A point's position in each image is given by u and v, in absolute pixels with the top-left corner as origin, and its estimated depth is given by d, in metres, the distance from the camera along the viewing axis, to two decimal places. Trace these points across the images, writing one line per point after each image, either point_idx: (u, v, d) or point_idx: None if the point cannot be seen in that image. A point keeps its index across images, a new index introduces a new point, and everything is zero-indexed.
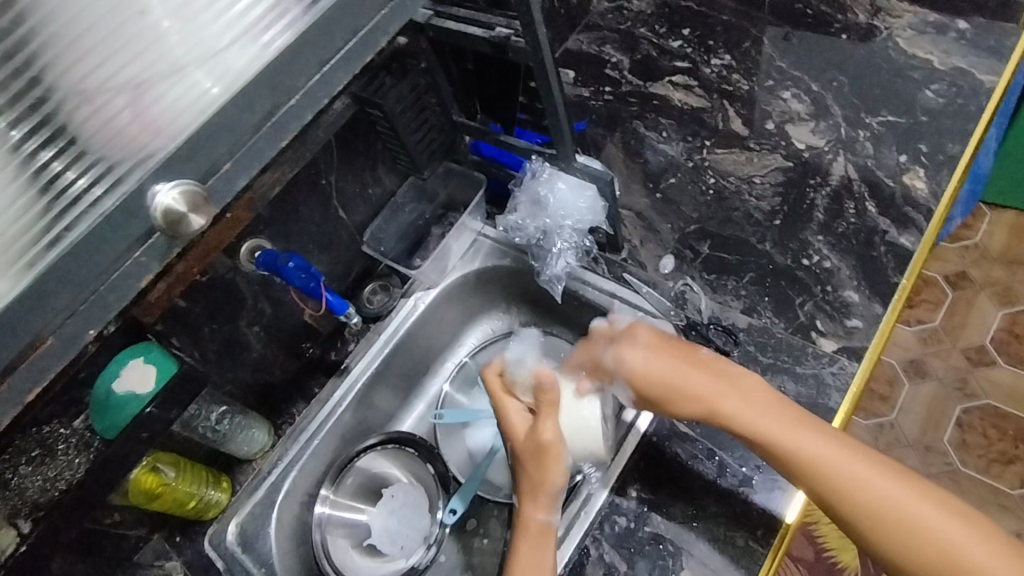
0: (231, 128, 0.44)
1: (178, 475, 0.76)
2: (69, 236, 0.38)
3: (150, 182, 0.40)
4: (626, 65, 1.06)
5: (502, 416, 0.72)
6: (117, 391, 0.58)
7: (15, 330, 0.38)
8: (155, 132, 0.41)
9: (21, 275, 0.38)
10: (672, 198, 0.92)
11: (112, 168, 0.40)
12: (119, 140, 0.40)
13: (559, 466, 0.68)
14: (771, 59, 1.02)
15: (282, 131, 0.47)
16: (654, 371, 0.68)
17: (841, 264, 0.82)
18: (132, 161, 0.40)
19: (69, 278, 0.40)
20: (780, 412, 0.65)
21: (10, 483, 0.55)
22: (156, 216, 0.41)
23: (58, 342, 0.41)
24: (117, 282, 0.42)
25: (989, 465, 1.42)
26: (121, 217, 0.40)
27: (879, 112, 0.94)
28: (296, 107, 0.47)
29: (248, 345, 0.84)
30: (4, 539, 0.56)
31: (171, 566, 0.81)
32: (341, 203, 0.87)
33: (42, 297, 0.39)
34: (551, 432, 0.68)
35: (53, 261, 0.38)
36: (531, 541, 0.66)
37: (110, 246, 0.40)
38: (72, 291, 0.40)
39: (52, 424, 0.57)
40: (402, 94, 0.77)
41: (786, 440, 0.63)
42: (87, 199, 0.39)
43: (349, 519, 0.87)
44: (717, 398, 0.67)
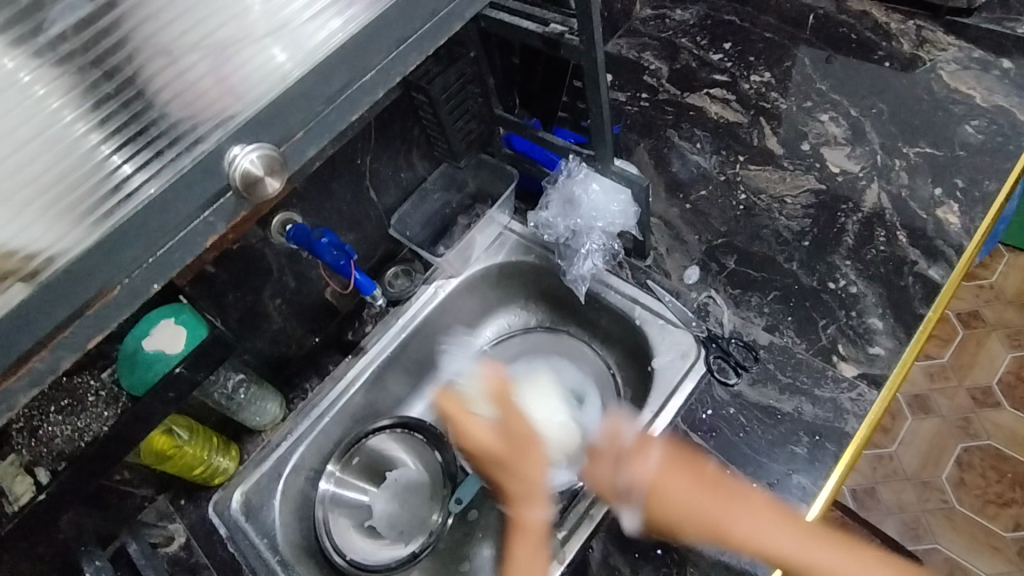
0: (309, 99, 0.41)
1: (192, 438, 0.77)
2: (147, 189, 0.37)
3: (229, 145, 0.39)
4: (665, 74, 1.06)
5: (464, 434, 0.70)
6: (148, 348, 0.59)
7: (89, 277, 0.36)
8: (234, 95, 0.39)
9: (95, 226, 0.36)
10: (701, 210, 0.92)
11: (194, 128, 0.38)
12: (199, 101, 0.38)
13: (538, 457, 0.69)
14: (812, 81, 1.02)
15: (354, 108, 0.44)
16: (669, 493, 0.67)
17: (868, 291, 0.83)
18: (213, 122, 0.39)
19: (142, 232, 0.37)
20: (783, 525, 0.64)
21: (39, 431, 0.58)
22: (230, 177, 0.39)
23: (125, 293, 0.39)
24: (185, 240, 0.40)
25: (984, 506, 1.42)
26: (199, 173, 0.38)
27: (917, 143, 0.94)
28: (371, 83, 0.44)
29: (269, 316, 0.85)
30: (20, 487, 0.56)
31: (174, 530, 0.81)
32: (374, 184, 0.87)
33: (114, 249, 0.37)
34: (519, 423, 0.70)
35: (128, 215, 0.36)
36: (531, 541, 0.65)
37: (186, 202, 0.38)
38: (142, 247, 0.38)
39: (84, 375, 0.61)
40: (448, 81, 0.78)
41: (788, 547, 0.63)
42: (165, 156, 0.38)
43: (353, 499, 0.88)
44: (734, 526, 0.65)
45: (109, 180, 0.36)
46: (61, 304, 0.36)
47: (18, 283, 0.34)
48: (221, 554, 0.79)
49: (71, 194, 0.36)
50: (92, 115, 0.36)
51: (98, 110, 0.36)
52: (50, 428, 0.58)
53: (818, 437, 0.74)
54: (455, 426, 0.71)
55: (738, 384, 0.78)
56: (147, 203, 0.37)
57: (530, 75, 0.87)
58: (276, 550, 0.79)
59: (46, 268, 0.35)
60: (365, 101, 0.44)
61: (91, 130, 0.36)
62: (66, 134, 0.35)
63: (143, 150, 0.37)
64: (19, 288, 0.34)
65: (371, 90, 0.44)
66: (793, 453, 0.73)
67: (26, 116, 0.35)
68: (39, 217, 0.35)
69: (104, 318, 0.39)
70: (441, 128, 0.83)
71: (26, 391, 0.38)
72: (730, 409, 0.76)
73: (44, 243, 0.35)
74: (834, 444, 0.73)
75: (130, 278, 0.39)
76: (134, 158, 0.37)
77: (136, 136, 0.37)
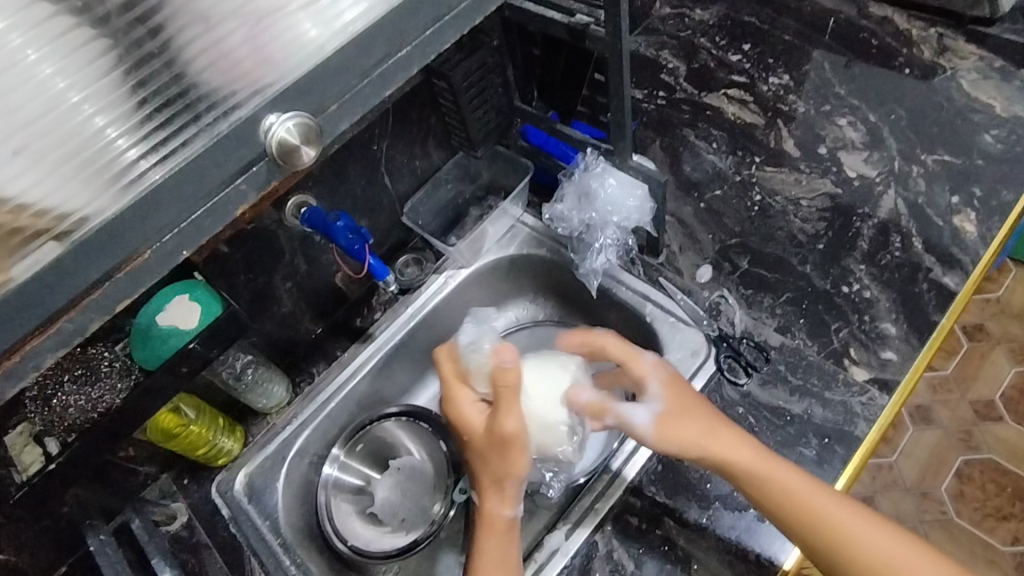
0: (346, 71, 0.41)
1: (199, 417, 0.77)
2: (185, 152, 0.37)
3: (265, 113, 0.38)
4: (682, 73, 1.06)
5: (452, 408, 0.69)
6: (162, 324, 0.59)
7: (121, 238, 0.36)
8: (271, 65, 0.39)
9: (130, 187, 0.36)
10: (715, 210, 0.92)
11: (231, 95, 0.38)
12: (236, 71, 0.38)
13: (521, 458, 0.65)
14: (830, 85, 1.01)
15: (388, 83, 0.44)
16: (684, 403, 0.68)
17: (881, 296, 0.82)
18: (250, 90, 0.38)
19: (177, 196, 0.37)
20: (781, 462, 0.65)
21: (53, 399, 0.57)
22: (267, 145, 0.39)
23: (154, 257, 0.39)
24: (216, 208, 0.40)
25: (983, 519, 1.41)
26: (235, 139, 0.38)
27: (935, 150, 0.93)
28: (406, 59, 0.44)
29: (279, 299, 0.84)
30: (29, 457, 0.58)
31: (176, 509, 0.80)
32: (389, 171, 0.87)
33: (148, 212, 0.36)
34: (513, 423, 0.64)
35: (165, 177, 0.36)
36: (499, 535, 0.67)
37: (220, 169, 0.38)
38: (176, 211, 0.38)
39: (97, 347, 0.60)
40: (469, 69, 0.77)
41: (781, 475, 0.64)
42: (202, 121, 0.37)
43: (356, 484, 0.87)
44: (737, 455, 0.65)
45: (146, 142, 0.36)
46: (93, 265, 0.36)
47: (51, 241, 0.34)
48: (222, 534, 0.79)
49: (106, 155, 0.36)
50: (129, 75, 0.36)
51: (134, 72, 0.36)
52: (64, 397, 0.57)
53: (827, 439, 0.74)
54: (446, 392, 0.70)
55: (748, 384, 0.78)
56: (183, 166, 0.37)
57: (552, 67, 0.86)
58: (278, 532, 0.78)
59: (80, 227, 0.35)
60: (399, 77, 0.44)
61: (128, 91, 0.36)
62: (106, 92, 0.35)
63: (180, 115, 0.37)
64: (52, 247, 0.34)
65: (405, 66, 0.44)
66: (801, 454, 0.73)
67: (61, 74, 0.34)
68: (70, 177, 0.35)
69: (134, 280, 0.38)
70: (460, 116, 0.83)
71: (52, 351, 0.37)
72: (740, 408, 0.76)
73: (79, 203, 0.35)
74: (843, 447, 0.73)
75: (160, 242, 0.38)
76: (171, 123, 0.37)
77: (174, 101, 0.37)
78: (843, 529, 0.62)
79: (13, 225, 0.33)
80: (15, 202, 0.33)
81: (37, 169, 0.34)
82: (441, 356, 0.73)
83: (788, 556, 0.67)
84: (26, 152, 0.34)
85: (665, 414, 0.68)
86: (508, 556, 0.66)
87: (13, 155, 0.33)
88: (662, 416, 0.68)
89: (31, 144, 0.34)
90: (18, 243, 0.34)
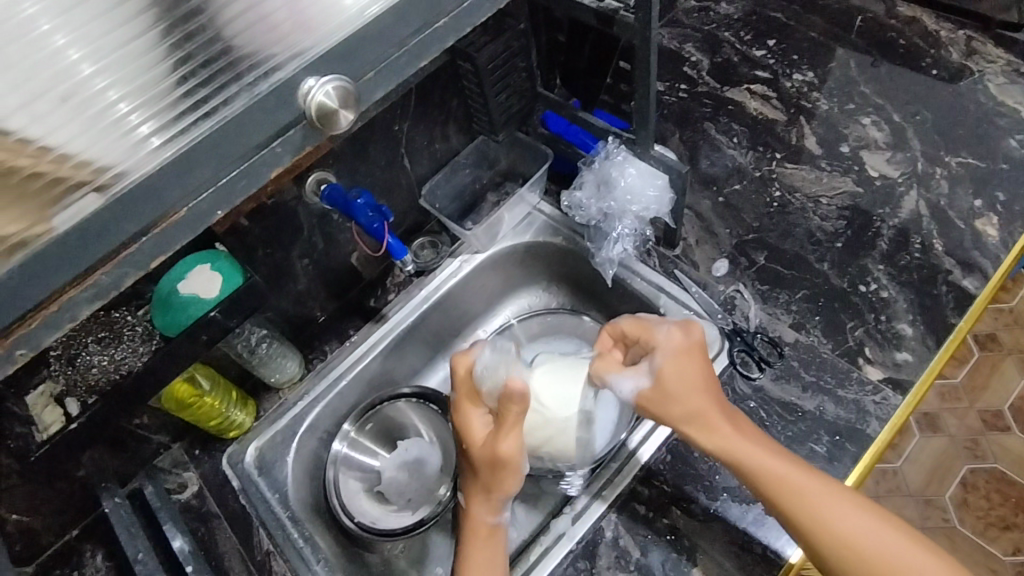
0: (383, 37, 0.41)
1: (213, 389, 0.78)
2: (224, 111, 0.37)
3: (305, 75, 0.38)
4: (705, 66, 1.05)
5: (461, 420, 0.69)
6: (183, 293, 0.61)
7: (158, 195, 0.36)
8: (307, 30, 0.39)
9: (169, 142, 0.36)
10: (734, 204, 0.92)
11: (270, 57, 0.39)
12: (275, 36, 0.39)
13: (514, 477, 0.66)
14: (855, 83, 1.01)
15: (423, 54, 0.44)
16: (672, 386, 0.67)
17: (899, 296, 0.82)
18: (288, 53, 0.39)
19: (214, 154, 0.37)
20: (809, 473, 0.62)
21: (78, 359, 0.59)
22: (304, 109, 0.39)
23: (189, 216, 0.39)
24: (252, 169, 0.40)
25: (986, 528, 1.36)
26: (273, 101, 0.38)
27: (959, 153, 0.92)
28: (441, 30, 0.44)
29: (296, 276, 0.85)
30: (53, 416, 0.60)
31: (188, 478, 0.81)
32: (408, 153, 0.87)
33: (185, 169, 0.37)
34: (511, 444, 0.65)
35: (206, 132, 0.37)
36: (484, 539, 0.67)
37: (259, 129, 0.39)
38: (211, 171, 0.38)
39: (121, 312, 0.62)
40: (495, 52, 0.78)
41: (768, 464, 0.63)
42: (243, 81, 0.38)
43: (364, 463, 0.87)
44: (760, 458, 0.63)
45: (188, 100, 0.37)
46: (129, 219, 0.36)
47: (92, 193, 0.35)
48: (232, 504, 0.79)
49: (148, 109, 0.36)
50: (168, 38, 0.37)
51: (179, 33, 0.37)
52: (87, 358, 0.59)
53: (838, 436, 0.73)
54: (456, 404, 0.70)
55: (760, 378, 0.78)
56: (222, 124, 0.37)
57: (576, 53, 0.86)
58: (287, 506, 0.78)
59: (119, 181, 0.35)
60: (434, 48, 0.44)
61: (167, 51, 0.37)
62: (143, 51, 0.37)
63: (222, 74, 0.38)
64: (92, 199, 0.34)
65: (441, 37, 0.44)
66: (811, 450, 0.73)
67: (110, 30, 0.36)
68: (107, 131, 0.35)
69: (168, 238, 0.39)
70: (483, 100, 0.83)
71: (88, 304, 0.38)
72: (751, 402, 0.76)
73: (118, 158, 0.35)
74: (855, 445, 0.73)
75: (196, 202, 0.39)
76: (212, 81, 0.38)
77: (214, 61, 0.38)
78: (866, 549, 0.59)
79: (56, 174, 0.34)
80: (58, 151, 0.34)
81: (81, 121, 0.35)
82: (457, 362, 0.71)
83: (795, 551, 0.67)
84: (72, 104, 0.35)
85: (645, 393, 0.69)
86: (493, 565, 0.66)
87: (56, 109, 0.34)
88: (646, 393, 0.69)
89: (74, 98, 0.35)
90: (60, 193, 0.34)
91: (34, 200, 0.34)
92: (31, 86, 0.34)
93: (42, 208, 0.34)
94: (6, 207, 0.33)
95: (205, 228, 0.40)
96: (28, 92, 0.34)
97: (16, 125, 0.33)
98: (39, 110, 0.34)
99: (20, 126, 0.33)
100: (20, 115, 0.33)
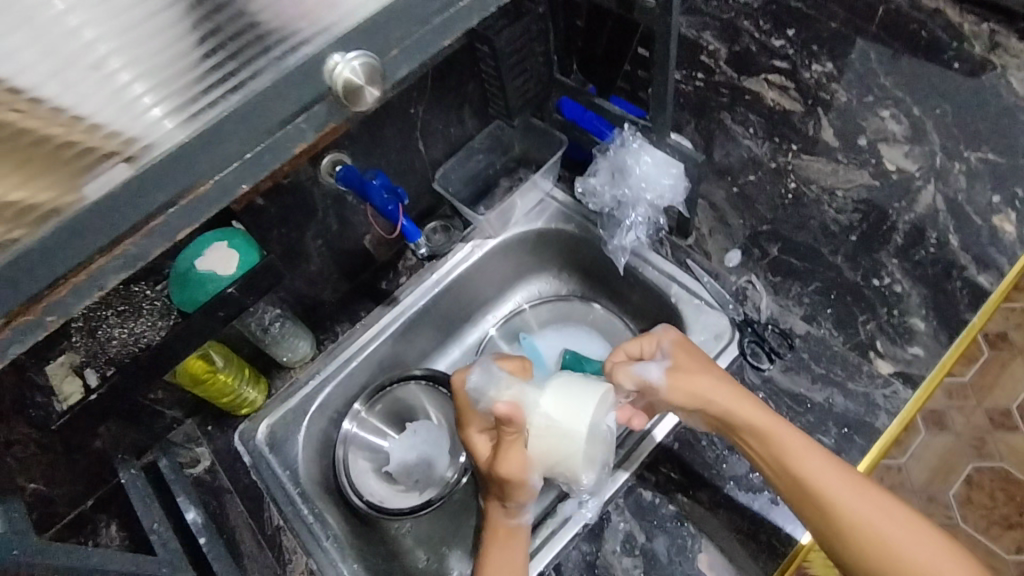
0: (406, 16, 0.41)
1: (227, 365, 0.79)
2: (252, 84, 0.38)
3: (330, 53, 0.39)
4: (722, 55, 1.04)
5: (467, 439, 0.70)
6: (201, 269, 0.62)
7: (183, 166, 0.36)
8: (331, 7, 0.40)
9: (197, 115, 0.37)
10: (748, 195, 0.91)
11: (296, 33, 0.39)
12: (300, 10, 0.39)
13: (527, 489, 0.66)
14: (875, 75, 0.99)
15: (449, 31, 0.44)
16: (690, 360, 0.71)
17: (912, 291, 0.81)
18: (313, 29, 0.39)
19: (240, 128, 0.38)
20: (845, 478, 0.63)
21: (97, 331, 0.60)
22: (331, 85, 0.40)
23: (216, 188, 0.39)
24: (276, 144, 0.40)
25: (988, 526, 1.27)
26: (300, 76, 0.39)
27: (979, 148, 0.92)
28: (466, 9, 0.44)
29: (309, 257, 0.85)
30: (70, 387, 0.61)
31: (201, 453, 0.82)
32: (423, 136, 0.86)
33: (213, 142, 0.37)
34: (514, 463, 0.65)
35: (234, 106, 0.37)
36: (503, 542, 0.68)
37: (285, 103, 0.39)
38: (236, 145, 0.38)
39: (140, 286, 0.64)
40: (513, 36, 0.78)
41: (777, 431, 0.65)
42: (270, 55, 0.38)
43: (372, 442, 0.88)
44: (801, 462, 0.63)
45: (215, 73, 0.38)
46: (156, 191, 0.36)
47: (121, 163, 0.35)
48: (243, 480, 0.80)
49: (178, 81, 0.37)
50: (194, 12, 0.37)
51: (207, 5, 0.37)
52: (107, 329, 0.61)
53: (847, 429, 0.73)
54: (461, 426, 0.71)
55: (770, 369, 0.78)
56: (249, 98, 0.37)
57: (594, 39, 0.86)
58: (298, 482, 0.79)
59: (146, 152, 0.36)
60: (459, 27, 0.45)
61: (194, 25, 0.37)
62: (171, 25, 0.37)
63: (249, 48, 0.38)
64: (121, 169, 0.35)
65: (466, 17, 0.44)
66: (819, 441, 0.73)
67: (138, 1, 0.36)
68: (138, 103, 0.36)
69: (194, 212, 0.39)
70: (501, 84, 0.83)
71: (116, 273, 0.38)
72: (761, 393, 0.76)
73: (146, 129, 0.36)
74: (862, 437, 0.73)
75: (222, 174, 0.39)
76: (240, 55, 0.38)
77: (241, 36, 0.38)
78: (893, 557, 0.60)
79: (86, 144, 0.35)
80: (88, 121, 0.35)
81: (111, 92, 0.35)
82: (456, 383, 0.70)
83: (805, 534, 0.68)
84: (104, 75, 0.35)
85: (672, 370, 0.70)
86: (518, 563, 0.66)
87: (88, 80, 0.35)
88: (671, 371, 0.70)
89: (104, 68, 0.35)
90: (90, 162, 0.35)
91: (65, 168, 0.34)
92: (63, 55, 0.34)
93: (73, 177, 0.34)
94: (38, 174, 0.34)
95: (229, 202, 0.40)
96: (58, 62, 0.34)
97: (48, 94, 0.34)
98: (71, 79, 0.34)
99: (52, 95, 0.34)
100: (50, 84, 0.34)
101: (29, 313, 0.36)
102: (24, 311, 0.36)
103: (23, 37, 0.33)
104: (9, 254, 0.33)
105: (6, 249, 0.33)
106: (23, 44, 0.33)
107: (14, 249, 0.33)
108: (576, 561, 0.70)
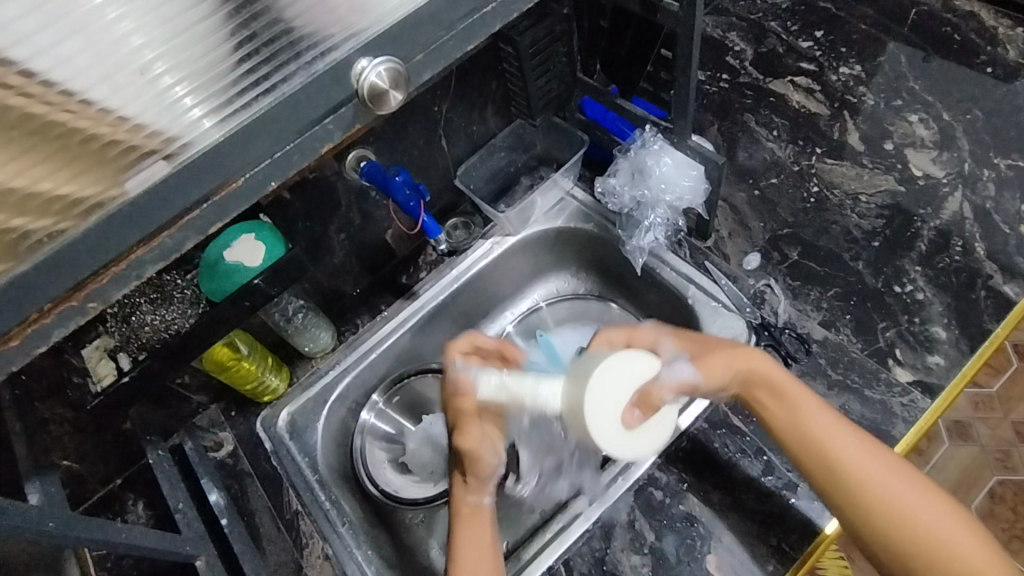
0: (431, 21, 0.43)
1: (251, 353, 0.81)
2: (284, 88, 0.40)
3: (359, 57, 0.41)
4: (749, 56, 1.03)
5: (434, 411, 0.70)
6: (228, 259, 0.65)
7: (215, 166, 0.39)
8: (362, 12, 0.41)
9: (232, 116, 0.39)
10: (770, 198, 0.91)
11: (330, 36, 0.41)
12: (333, 16, 0.41)
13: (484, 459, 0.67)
14: (904, 78, 0.98)
15: (472, 36, 0.46)
16: (690, 345, 0.69)
17: (934, 299, 0.80)
18: (344, 34, 0.41)
19: (271, 129, 0.40)
20: (869, 454, 0.62)
21: (132, 318, 0.64)
22: (358, 88, 0.42)
23: (245, 186, 0.42)
24: (304, 143, 0.43)
25: (1009, 540, 1.22)
26: (329, 79, 0.41)
27: (1010, 155, 0.90)
28: (490, 14, 0.46)
29: (333, 250, 0.87)
30: (104, 369, 0.65)
31: (224, 438, 0.84)
32: (446, 134, 0.88)
33: (244, 143, 0.39)
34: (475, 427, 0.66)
35: (268, 108, 0.39)
36: (467, 519, 0.68)
37: (314, 106, 0.41)
38: (266, 146, 0.41)
39: (171, 275, 0.67)
40: (537, 36, 0.79)
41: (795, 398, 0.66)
42: (301, 59, 0.40)
43: (389, 432, 0.89)
44: (834, 443, 0.63)
45: (250, 76, 0.39)
46: (193, 188, 0.39)
47: (160, 161, 0.37)
48: (263, 466, 0.82)
49: (216, 84, 0.39)
50: (231, 14, 0.38)
51: (245, 12, 0.39)
52: (141, 316, 0.64)
53: None
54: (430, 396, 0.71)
55: None
56: (280, 101, 0.39)
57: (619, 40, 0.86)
58: (316, 469, 0.81)
59: (185, 151, 0.38)
60: (482, 31, 0.46)
61: (231, 28, 0.38)
62: (211, 30, 0.38)
63: (284, 52, 0.40)
64: (161, 166, 0.37)
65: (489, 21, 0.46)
66: None
67: (180, 7, 0.37)
68: (179, 103, 0.38)
69: (226, 206, 0.41)
70: (523, 83, 0.84)
71: (153, 263, 0.40)
72: None
73: (183, 128, 0.38)
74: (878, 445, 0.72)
75: (253, 172, 0.41)
76: (274, 59, 0.40)
77: (278, 39, 0.40)
78: (936, 544, 0.59)
79: (130, 143, 0.37)
80: (133, 122, 0.37)
81: (155, 93, 0.37)
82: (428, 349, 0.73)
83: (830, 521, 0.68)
84: (149, 78, 0.37)
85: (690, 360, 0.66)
86: (484, 539, 0.66)
87: (133, 82, 0.36)
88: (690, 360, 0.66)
89: (149, 70, 0.37)
90: (134, 159, 0.37)
91: (109, 165, 0.36)
92: (112, 60, 0.36)
93: (117, 173, 0.37)
94: (83, 171, 0.36)
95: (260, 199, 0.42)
96: (109, 66, 0.36)
97: (98, 96, 0.35)
98: (119, 83, 0.36)
99: (102, 97, 0.35)
100: (101, 87, 0.35)
101: (74, 299, 0.39)
102: (68, 297, 0.39)
103: (78, 44, 0.35)
104: (59, 243, 0.36)
105: (55, 237, 0.36)
106: (76, 50, 0.35)
107: (63, 239, 0.36)
108: (584, 557, 0.70)
